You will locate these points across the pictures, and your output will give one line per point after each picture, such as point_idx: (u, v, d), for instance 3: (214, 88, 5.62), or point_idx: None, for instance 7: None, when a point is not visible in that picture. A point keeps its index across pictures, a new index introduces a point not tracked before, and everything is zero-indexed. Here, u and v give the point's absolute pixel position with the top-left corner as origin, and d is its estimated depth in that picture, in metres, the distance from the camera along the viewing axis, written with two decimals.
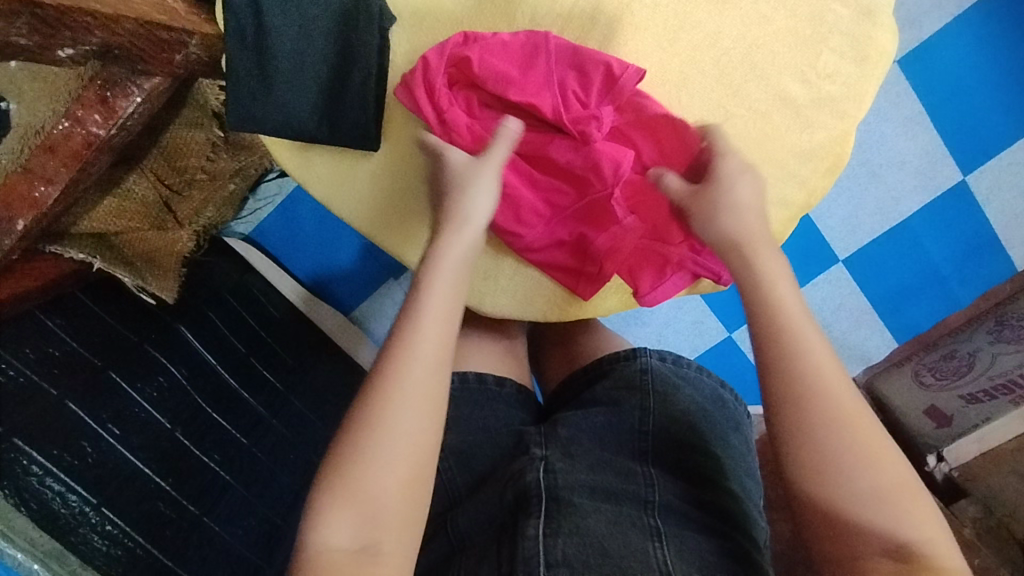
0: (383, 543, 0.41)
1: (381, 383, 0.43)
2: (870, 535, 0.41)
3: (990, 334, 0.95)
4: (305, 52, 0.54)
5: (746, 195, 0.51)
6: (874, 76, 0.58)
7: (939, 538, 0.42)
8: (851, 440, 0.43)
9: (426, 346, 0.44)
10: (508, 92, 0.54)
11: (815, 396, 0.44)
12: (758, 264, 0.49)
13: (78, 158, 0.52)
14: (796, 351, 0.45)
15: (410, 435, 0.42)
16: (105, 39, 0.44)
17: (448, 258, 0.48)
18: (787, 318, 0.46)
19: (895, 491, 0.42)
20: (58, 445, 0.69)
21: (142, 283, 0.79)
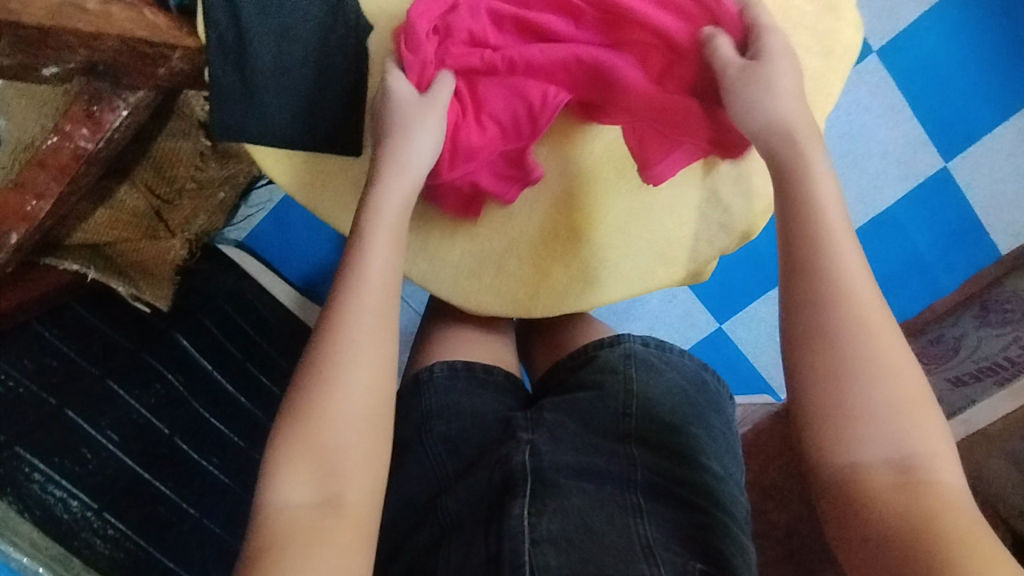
0: (342, 493, 0.42)
1: (327, 333, 0.45)
2: (872, 445, 0.39)
3: (975, 319, 1.00)
4: (285, 60, 0.55)
5: (786, 82, 0.51)
6: (840, 69, 0.60)
7: (946, 457, 0.39)
8: (869, 341, 0.41)
9: (369, 294, 0.46)
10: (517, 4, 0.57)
11: (839, 292, 0.42)
12: (809, 156, 0.48)
13: (67, 172, 0.54)
14: (824, 251, 0.43)
15: (358, 378, 0.44)
16: (88, 56, 0.47)
17: (386, 210, 0.51)
18: (814, 221, 0.45)
19: (909, 398, 0.40)
20: (58, 452, 0.70)
21: (136, 292, 0.80)
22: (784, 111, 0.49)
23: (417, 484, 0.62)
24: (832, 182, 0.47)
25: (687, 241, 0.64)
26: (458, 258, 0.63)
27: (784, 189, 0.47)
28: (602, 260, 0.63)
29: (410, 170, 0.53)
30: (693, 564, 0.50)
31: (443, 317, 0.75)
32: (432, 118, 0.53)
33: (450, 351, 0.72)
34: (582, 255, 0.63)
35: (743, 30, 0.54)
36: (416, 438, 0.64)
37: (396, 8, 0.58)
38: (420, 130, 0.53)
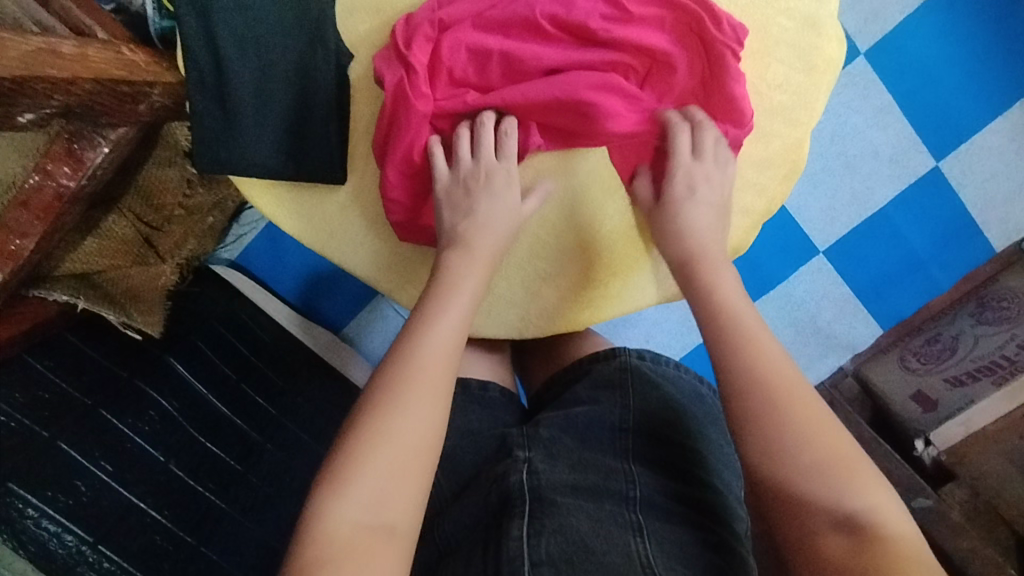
0: (398, 523, 0.42)
1: (403, 367, 0.47)
2: (821, 506, 0.43)
3: (972, 316, 0.99)
4: (266, 89, 0.55)
5: (706, 192, 0.58)
6: (822, 84, 0.60)
7: (887, 504, 0.43)
8: (790, 414, 0.46)
9: (441, 340, 0.49)
10: (485, 32, 0.55)
11: (760, 379, 0.47)
12: (719, 279, 0.55)
13: (50, 212, 0.54)
14: (739, 348, 0.49)
15: (428, 418, 0.45)
16: (64, 101, 0.45)
17: (464, 265, 0.53)
18: (733, 325, 0.51)
19: (842, 463, 0.44)
20: (51, 486, 0.69)
21: (127, 320, 0.78)
22: (701, 223, 0.57)
23: None
24: (738, 296, 0.54)
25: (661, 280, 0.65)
26: None
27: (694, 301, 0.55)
28: (594, 280, 0.64)
29: (484, 244, 0.54)
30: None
31: None
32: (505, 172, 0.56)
33: None
34: (569, 280, 0.63)
35: (710, 65, 0.56)
36: None
37: (376, 34, 0.58)
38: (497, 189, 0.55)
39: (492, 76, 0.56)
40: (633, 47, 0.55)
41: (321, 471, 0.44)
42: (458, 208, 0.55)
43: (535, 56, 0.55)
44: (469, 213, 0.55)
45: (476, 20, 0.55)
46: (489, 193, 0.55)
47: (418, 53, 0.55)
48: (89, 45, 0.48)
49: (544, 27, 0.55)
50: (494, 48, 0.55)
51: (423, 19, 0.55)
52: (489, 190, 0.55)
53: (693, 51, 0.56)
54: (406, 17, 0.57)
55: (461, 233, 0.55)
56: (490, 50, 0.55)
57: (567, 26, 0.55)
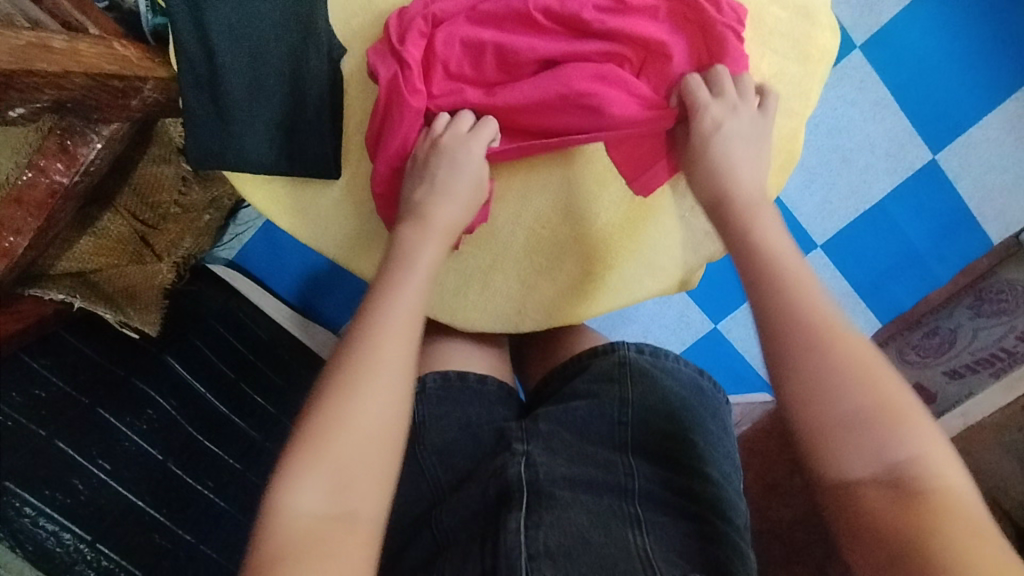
0: (357, 510, 0.42)
1: (356, 352, 0.45)
2: (861, 458, 0.41)
3: (970, 309, 1.02)
4: (259, 84, 0.55)
5: (735, 144, 0.54)
6: (817, 74, 0.60)
7: (935, 453, 0.40)
8: (837, 354, 0.43)
9: (396, 324, 0.47)
10: (479, 25, 0.55)
11: (801, 320, 0.44)
12: (755, 219, 0.51)
13: (44, 208, 0.54)
14: (779, 286, 0.46)
15: (384, 402, 0.44)
16: (54, 95, 0.45)
17: (422, 245, 0.52)
18: (777, 263, 0.47)
19: (888, 410, 0.41)
20: (50, 484, 0.70)
21: (125, 319, 0.78)
22: (737, 160, 0.53)
23: (409, 499, 0.61)
24: (779, 232, 0.50)
25: (660, 275, 0.64)
26: (443, 276, 0.63)
27: (731, 236, 0.51)
28: (591, 274, 0.64)
29: (444, 214, 0.53)
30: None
31: (435, 326, 0.73)
32: (470, 144, 0.54)
33: (442, 361, 0.71)
34: (569, 274, 0.63)
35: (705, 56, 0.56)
36: (409, 450, 0.64)
37: (369, 28, 0.58)
38: (461, 163, 0.53)
39: (486, 70, 0.56)
40: (627, 37, 0.55)
41: (279, 462, 0.43)
42: (418, 175, 0.54)
43: (530, 47, 0.55)
44: (432, 183, 0.54)
45: (470, 13, 0.55)
46: (451, 160, 0.53)
47: (411, 46, 0.55)
48: (81, 40, 0.48)
49: (539, 18, 0.55)
50: (488, 41, 0.55)
51: (416, 14, 0.55)
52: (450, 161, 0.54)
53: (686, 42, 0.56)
54: (399, 13, 0.56)
55: (420, 207, 0.54)
56: (485, 43, 0.55)
57: (561, 17, 0.55)
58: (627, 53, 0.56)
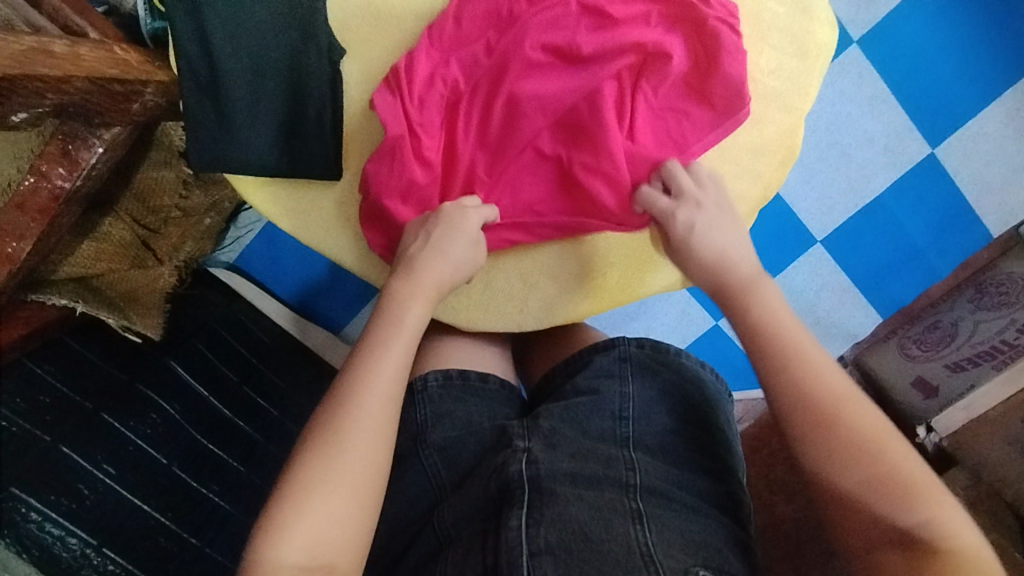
0: (337, 563, 0.43)
1: (341, 409, 0.46)
2: (879, 523, 0.44)
3: (970, 302, 1.00)
4: (258, 86, 0.55)
5: (710, 232, 0.56)
6: (816, 69, 0.60)
7: (946, 515, 0.43)
8: (847, 432, 0.46)
9: (383, 373, 0.48)
10: (483, 71, 0.56)
11: (814, 397, 0.47)
12: (755, 296, 0.53)
13: (47, 213, 0.53)
14: (789, 366, 0.49)
15: (365, 458, 0.45)
16: (58, 99, 0.46)
17: (411, 296, 0.52)
18: (775, 343, 0.50)
19: (899, 479, 0.44)
20: (56, 490, 0.68)
21: (127, 323, 0.79)
22: (725, 240, 0.56)
23: (411, 497, 0.61)
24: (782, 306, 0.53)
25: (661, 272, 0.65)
26: None
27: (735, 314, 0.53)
28: (591, 273, 0.64)
29: (435, 271, 0.54)
30: (697, 570, 0.49)
31: (436, 325, 0.74)
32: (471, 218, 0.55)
33: (444, 359, 0.71)
34: (567, 277, 0.64)
35: (704, 81, 0.56)
36: (412, 448, 0.64)
37: (367, 30, 0.58)
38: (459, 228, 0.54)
39: (494, 120, 0.56)
40: (627, 61, 0.56)
41: (262, 512, 0.43)
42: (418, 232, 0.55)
43: (537, 89, 0.56)
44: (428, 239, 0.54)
45: (473, 57, 0.56)
46: (448, 225, 0.54)
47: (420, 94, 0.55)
48: (81, 44, 0.48)
49: (542, 57, 0.56)
50: (495, 87, 0.56)
51: (420, 58, 0.55)
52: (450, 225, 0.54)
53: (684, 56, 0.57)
54: (401, 58, 0.56)
55: (410, 259, 0.54)
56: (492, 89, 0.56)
57: (561, 51, 0.56)
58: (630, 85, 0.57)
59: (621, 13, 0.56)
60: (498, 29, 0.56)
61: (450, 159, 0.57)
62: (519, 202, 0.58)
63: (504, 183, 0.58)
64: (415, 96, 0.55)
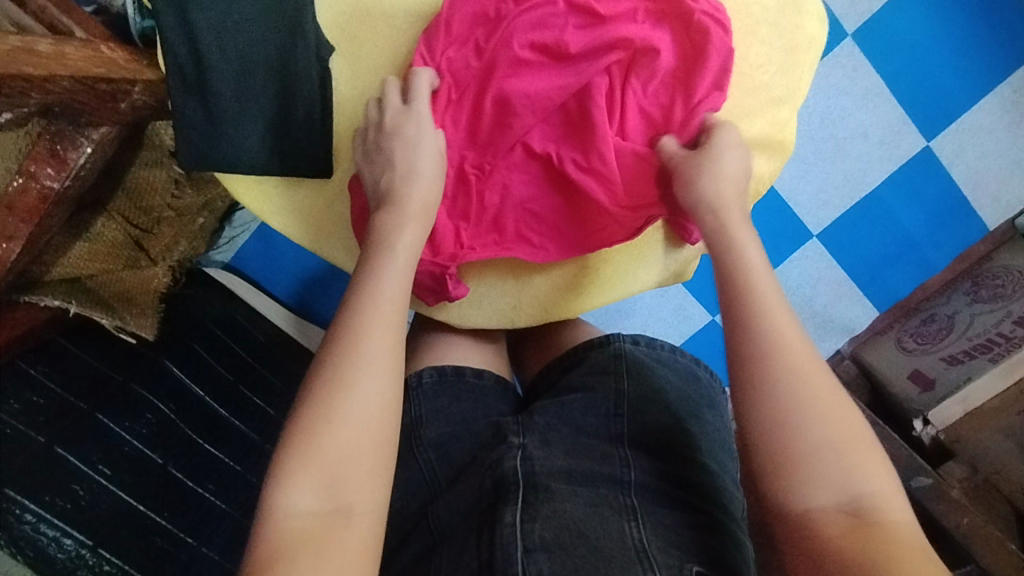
0: (355, 502, 0.42)
1: (341, 345, 0.46)
2: (823, 484, 0.43)
3: (967, 295, 1.01)
4: (247, 85, 0.54)
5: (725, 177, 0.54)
6: (805, 64, 0.60)
7: (890, 494, 0.43)
8: (806, 390, 0.45)
9: (382, 312, 0.48)
10: (466, 72, 0.55)
11: (772, 346, 0.46)
12: (736, 240, 0.52)
13: (36, 214, 0.53)
14: (761, 314, 0.48)
15: (371, 397, 0.44)
16: (41, 99, 0.45)
17: (400, 229, 0.52)
18: (740, 303, 0.48)
19: (848, 444, 0.43)
20: (50, 490, 0.68)
21: (121, 324, 0.77)
22: (716, 189, 0.53)
23: (406, 493, 0.61)
24: (758, 252, 0.51)
25: (648, 268, 0.65)
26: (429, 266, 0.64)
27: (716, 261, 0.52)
28: (584, 268, 0.64)
29: (418, 199, 0.53)
30: (691, 566, 0.49)
31: (431, 322, 0.73)
32: (415, 121, 0.54)
33: (439, 357, 0.71)
34: (563, 275, 0.63)
35: (694, 74, 0.55)
36: (406, 445, 0.63)
37: (355, 26, 0.58)
38: (413, 138, 0.53)
39: (481, 121, 0.56)
40: (617, 58, 0.55)
41: (273, 461, 0.43)
42: (377, 162, 0.54)
43: (526, 87, 0.55)
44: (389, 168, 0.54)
45: (461, 57, 0.55)
46: (404, 141, 0.53)
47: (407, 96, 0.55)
48: (67, 44, 0.48)
49: (531, 56, 0.55)
50: (482, 87, 0.55)
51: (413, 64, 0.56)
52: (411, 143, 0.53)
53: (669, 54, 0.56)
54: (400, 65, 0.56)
55: (393, 194, 0.53)
56: (479, 89, 0.55)
57: (549, 49, 0.55)
58: (621, 81, 0.56)
59: (609, 11, 0.55)
60: (485, 29, 0.55)
61: None
62: (511, 198, 0.58)
63: (494, 183, 0.57)
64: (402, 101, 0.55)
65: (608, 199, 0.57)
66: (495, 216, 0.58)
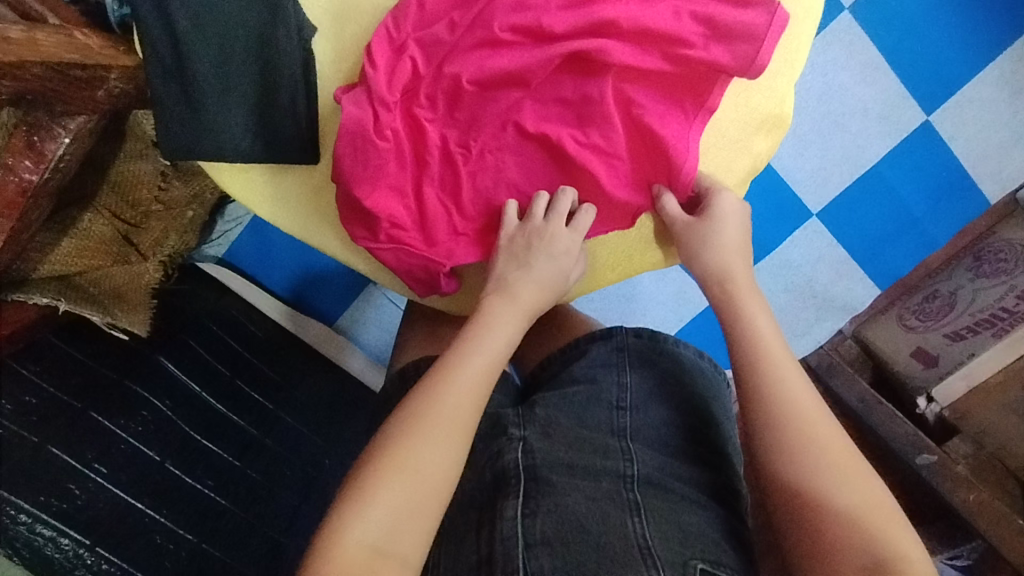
0: (408, 553, 0.42)
1: (431, 396, 0.47)
2: (846, 549, 0.43)
3: (969, 271, 0.95)
4: (228, 70, 0.52)
5: (726, 235, 0.58)
6: (801, 35, 0.58)
7: (917, 558, 0.43)
8: (823, 455, 0.48)
9: (472, 375, 0.49)
10: (442, 55, 0.53)
11: (789, 408, 0.50)
12: (746, 310, 0.56)
13: (15, 208, 0.52)
14: (776, 378, 0.51)
15: (453, 454, 0.46)
16: (12, 87, 0.45)
17: (503, 308, 0.53)
18: (767, 367, 0.52)
19: (868, 506, 0.45)
20: (44, 490, 0.67)
21: (112, 320, 0.76)
22: (725, 260, 0.58)
23: None
24: (767, 319, 0.55)
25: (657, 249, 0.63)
26: None
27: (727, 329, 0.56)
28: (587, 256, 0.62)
29: (529, 297, 0.55)
30: (694, 564, 0.48)
31: (427, 313, 0.72)
32: (563, 233, 0.55)
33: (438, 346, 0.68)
34: None
35: (696, 33, 0.53)
36: None
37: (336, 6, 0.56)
38: (552, 245, 0.55)
39: (464, 105, 0.54)
40: (605, 35, 0.53)
41: (344, 487, 0.44)
42: (515, 258, 0.55)
43: (509, 69, 0.52)
44: (525, 265, 0.55)
45: (438, 39, 0.53)
46: (549, 253, 0.55)
47: (380, 79, 0.52)
48: (39, 30, 0.47)
49: (514, 38, 0.53)
50: (461, 69, 0.53)
51: (382, 47, 0.53)
52: (545, 251, 0.55)
53: (693, 27, 0.53)
54: (370, 43, 0.54)
55: (508, 279, 0.55)
56: (458, 72, 0.53)
57: (531, 31, 0.52)
58: (612, 56, 0.52)
59: None
60: (462, 9, 0.53)
61: (420, 141, 0.54)
62: (504, 180, 0.56)
63: (488, 167, 0.56)
64: (375, 86, 0.52)
65: (616, 174, 0.56)
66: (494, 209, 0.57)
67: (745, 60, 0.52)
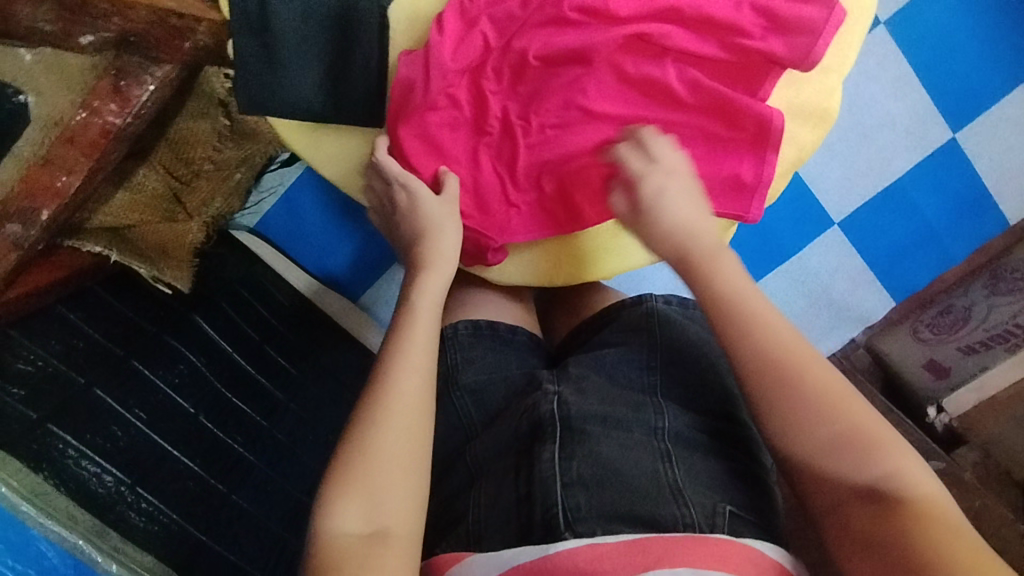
0: (390, 527, 0.44)
1: (375, 383, 0.49)
2: (839, 480, 0.44)
3: (985, 289, 0.97)
4: (307, 28, 0.55)
5: (673, 191, 0.54)
6: (854, 30, 0.60)
7: (911, 469, 0.43)
8: (812, 390, 0.46)
9: (417, 356, 0.51)
10: (512, 30, 0.56)
11: (770, 356, 0.47)
12: (711, 269, 0.51)
13: (96, 148, 0.55)
14: (743, 334, 0.48)
15: (409, 426, 0.48)
16: (122, 26, 0.50)
17: (422, 279, 0.55)
18: (727, 325, 0.49)
19: (856, 436, 0.44)
20: (90, 428, 0.69)
21: (157, 274, 0.81)
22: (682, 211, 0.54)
23: (440, 437, 0.62)
24: (733, 265, 0.52)
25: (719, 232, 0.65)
26: None
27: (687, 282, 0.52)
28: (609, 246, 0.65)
29: (436, 250, 0.56)
30: (723, 506, 0.50)
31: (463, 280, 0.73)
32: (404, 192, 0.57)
33: (475, 310, 0.71)
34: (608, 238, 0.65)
35: (756, 25, 0.55)
36: (444, 391, 0.65)
37: None
38: (401, 207, 0.57)
39: (525, 79, 0.57)
40: (667, 19, 0.56)
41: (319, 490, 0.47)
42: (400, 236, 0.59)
43: (572, 46, 0.55)
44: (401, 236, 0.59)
45: (507, 16, 0.56)
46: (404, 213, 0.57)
47: (450, 50, 0.56)
48: None
49: (581, 20, 0.55)
50: (524, 43, 0.56)
51: (452, 20, 0.56)
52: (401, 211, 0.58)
53: (753, 19, 0.55)
54: (442, 14, 0.57)
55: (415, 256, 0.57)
56: (523, 45, 0.56)
57: (598, 13, 0.55)
58: (672, 42, 0.56)
59: None
60: None
61: (483, 110, 0.58)
62: (560, 155, 0.58)
63: (543, 139, 0.58)
64: (443, 56, 0.55)
65: None
66: (552, 177, 0.59)
67: (802, 53, 0.54)
